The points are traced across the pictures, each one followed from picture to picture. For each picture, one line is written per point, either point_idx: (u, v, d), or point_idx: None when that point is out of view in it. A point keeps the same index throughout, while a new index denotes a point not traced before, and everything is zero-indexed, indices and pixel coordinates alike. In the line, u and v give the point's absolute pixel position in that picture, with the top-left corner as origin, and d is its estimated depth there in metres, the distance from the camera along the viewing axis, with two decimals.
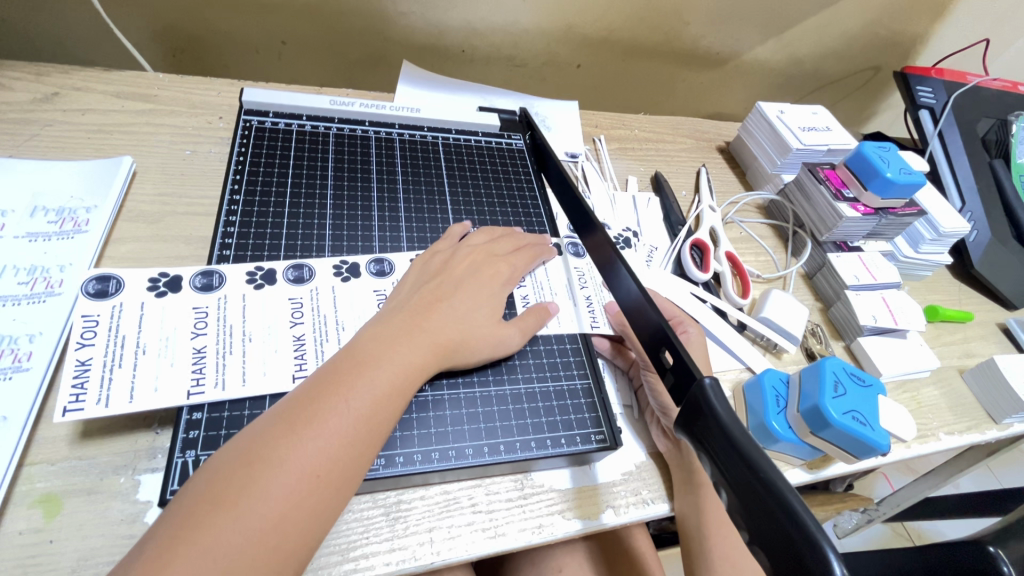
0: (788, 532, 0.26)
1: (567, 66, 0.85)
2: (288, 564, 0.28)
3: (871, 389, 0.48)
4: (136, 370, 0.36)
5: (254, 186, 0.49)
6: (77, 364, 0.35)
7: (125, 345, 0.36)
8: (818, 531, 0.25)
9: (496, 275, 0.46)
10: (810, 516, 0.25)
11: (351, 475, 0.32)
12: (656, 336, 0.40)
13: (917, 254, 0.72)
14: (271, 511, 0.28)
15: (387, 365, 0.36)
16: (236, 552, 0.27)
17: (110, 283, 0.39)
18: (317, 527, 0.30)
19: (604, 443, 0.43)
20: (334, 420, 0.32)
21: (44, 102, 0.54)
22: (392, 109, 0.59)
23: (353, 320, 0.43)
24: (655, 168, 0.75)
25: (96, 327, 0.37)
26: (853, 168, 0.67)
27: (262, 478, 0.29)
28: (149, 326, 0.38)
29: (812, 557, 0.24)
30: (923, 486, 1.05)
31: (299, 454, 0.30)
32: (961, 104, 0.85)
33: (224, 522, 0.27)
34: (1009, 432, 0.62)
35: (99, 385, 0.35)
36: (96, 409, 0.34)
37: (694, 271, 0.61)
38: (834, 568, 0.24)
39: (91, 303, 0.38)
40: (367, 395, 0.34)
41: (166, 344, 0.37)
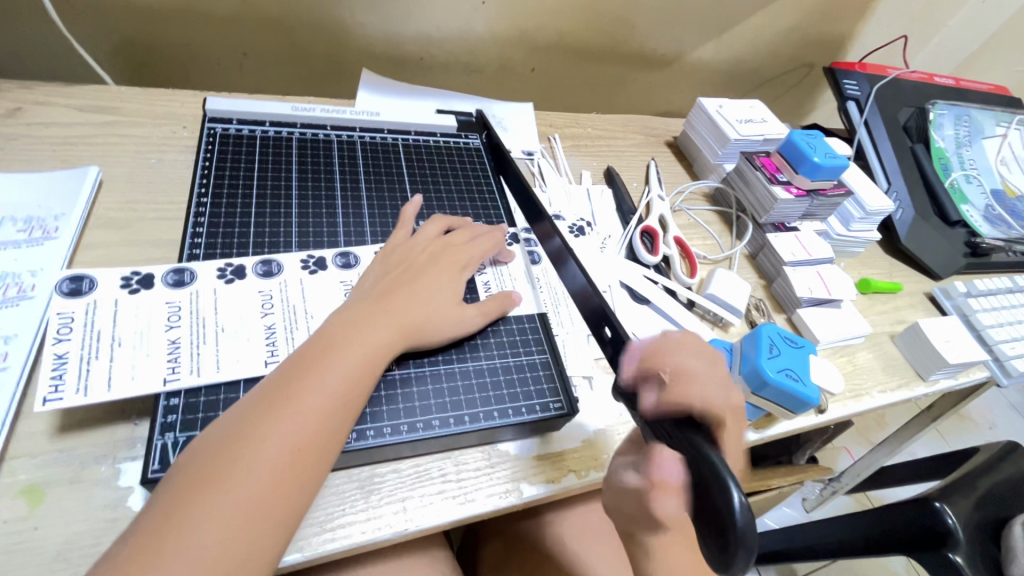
0: (700, 472, 0.30)
1: (522, 70, 0.89)
2: (280, 527, 0.33)
3: (803, 350, 0.53)
4: (113, 360, 0.38)
5: (220, 189, 0.51)
6: (55, 358, 0.37)
7: (101, 339, 0.38)
8: (721, 465, 0.30)
9: (457, 265, 0.50)
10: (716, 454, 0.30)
11: (329, 447, 0.35)
12: (596, 314, 0.44)
13: (848, 232, 0.78)
14: (257, 487, 0.32)
15: (355, 346, 0.39)
16: (231, 520, 0.31)
17: (83, 282, 0.41)
18: (300, 497, 0.34)
19: (562, 410, 0.46)
20: (308, 399, 0.36)
21: (6, 117, 0.55)
22: (352, 114, 0.62)
23: (321, 309, 0.45)
24: (607, 163, 0.80)
25: (73, 322, 0.38)
26: (785, 155, 0.73)
27: (248, 456, 0.33)
28: (124, 321, 0.40)
29: (718, 491, 0.29)
30: (878, 456, 1.13)
31: (279, 432, 0.34)
32: (883, 94, 0.93)
33: (218, 493, 0.31)
34: (936, 388, 0.68)
35: (77, 376, 0.37)
36: (75, 398, 0.36)
37: (645, 256, 0.67)
38: (732, 493, 0.29)
39: (65, 301, 0.39)
40: (337, 376, 0.37)
41: (141, 336, 0.39)
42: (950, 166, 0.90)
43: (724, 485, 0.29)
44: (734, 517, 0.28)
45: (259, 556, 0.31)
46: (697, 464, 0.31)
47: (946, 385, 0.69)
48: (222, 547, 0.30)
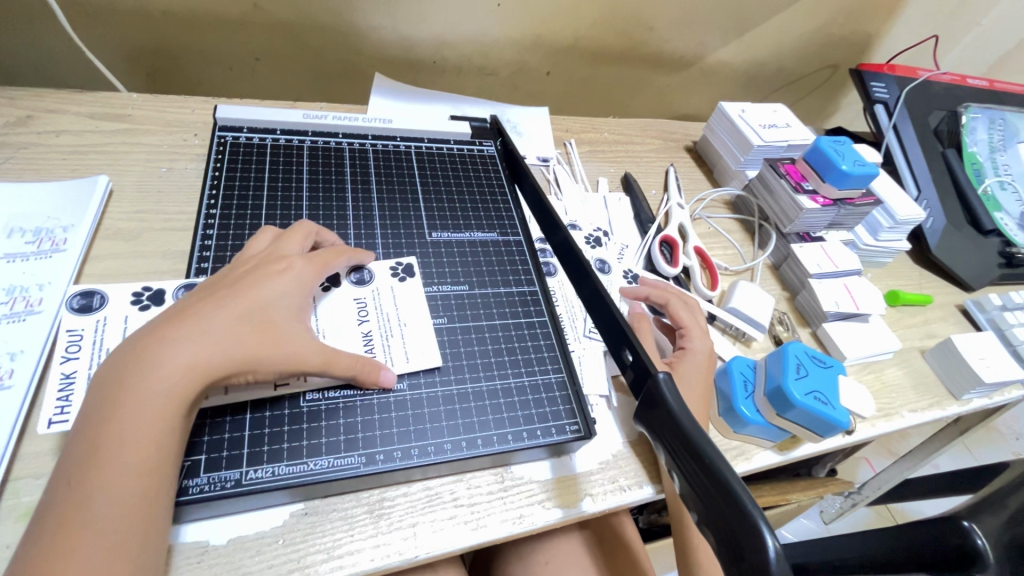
0: (730, 516, 0.28)
1: (537, 74, 0.87)
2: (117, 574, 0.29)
3: (832, 369, 0.50)
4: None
5: (230, 200, 0.50)
6: (62, 377, 0.36)
7: None
8: (755, 510, 0.28)
9: (285, 269, 0.41)
10: (749, 497, 0.28)
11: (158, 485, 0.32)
12: (615, 335, 0.42)
13: (877, 242, 0.75)
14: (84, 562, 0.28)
15: (126, 451, 0.31)
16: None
17: (94, 298, 0.40)
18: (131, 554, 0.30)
19: (579, 433, 0.44)
20: (115, 469, 0.30)
21: (17, 125, 0.55)
22: (364, 121, 0.60)
23: (413, 316, 0.46)
24: (625, 169, 0.78)
25: (81, 341, 0.38)
26: (811, 162, 0.70)
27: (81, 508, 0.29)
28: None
29: (748, 536, 0.27)
30: (901, 469, 1.10)
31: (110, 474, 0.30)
32: (913, 97, 0.89)
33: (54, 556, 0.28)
34: (969, 407, 0.65)
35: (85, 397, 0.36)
36: None
37: (664, 266, 0.64)
38: (766, 540, 0.27)
39: (75, 317, 0.39)
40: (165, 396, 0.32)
41: None
42: (983, 173, 0.87)
43: (756, 529, 0.27)
44: (769, 569, 0.26)
45: None
46: (727, 507, 0.29)
47: (981, 404, 0.66)
48: None
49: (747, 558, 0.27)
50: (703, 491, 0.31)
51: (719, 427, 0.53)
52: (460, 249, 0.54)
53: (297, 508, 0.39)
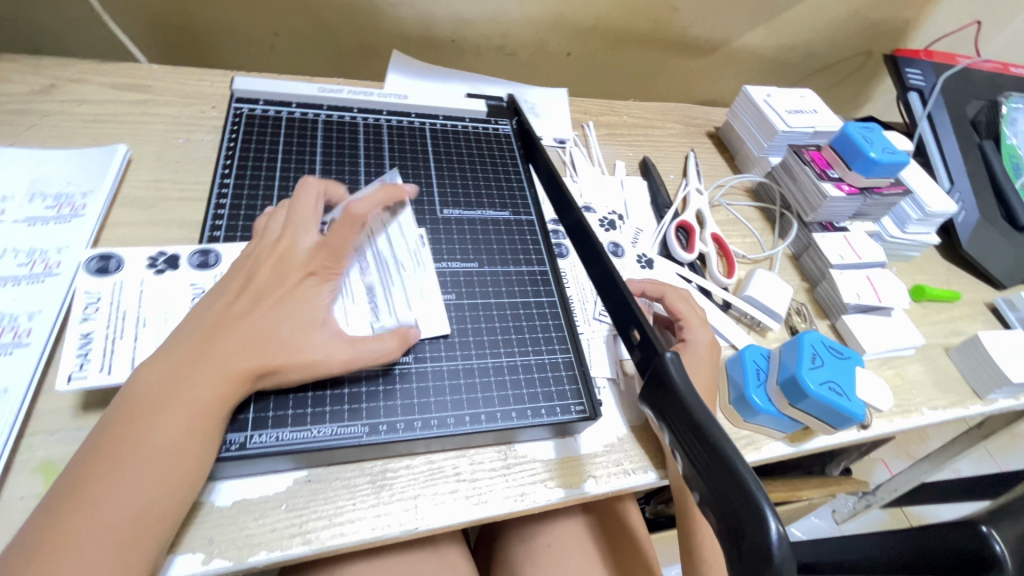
0: (733, 498, 0.28)
1: (558, 55, 0.86)
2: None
3: (849, 361, 0.49)
4: (137, 339, 0.38)
5: (244, 170, 0.51)
6: (80, 336, 0.37)
7: (126, 318, 0.38)
8: (759, 493, 0.27)
9: (286, 252, 0.41)
10: (755, 480, 0.28)
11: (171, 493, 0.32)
12: (623, 315, 0.41)
13: (904, 234, 0.72)
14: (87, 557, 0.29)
15: (148, 451, 0.32)
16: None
17: (111, 261, 0.41)
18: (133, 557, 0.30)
19: (584, 414, 0.44)
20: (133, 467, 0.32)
21: (41, 93, 0.56)
22: (380, 96, 0.60)
23: (415, 278, 0.46)
24: (643, 153, 0.76)
25: (99, 301, 0.39)
26: (837, 149, 0.67)
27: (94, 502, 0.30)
28: (149, 301, 0.40)
29: (751, 518, 0.27)
30: (919, 472, 1.08)
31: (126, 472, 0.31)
32: (950, 85, 0.85)
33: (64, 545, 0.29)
34: (994, 407, 0.63)
35: (102, 354, 0.36)
36: (99, 376, 0.36)
37: (679, 252, 0.63)
38: (769, 522, 0.26)
39: (93, 279, 0.40)
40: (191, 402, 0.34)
41: (165, 317, 0.39)
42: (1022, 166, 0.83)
43: (760, 513, 0.27)
44: (772, 552, 0.26)
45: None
46: (730, 489, 0.28)
47: (1006, 404, 0.63)
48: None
49: (748, 541, 0.27)
50: (706, 473, 0.30)
51: (730, 416, 0.52)
52: (470, 226, 0.53)
53: (299, 475, 0.40)
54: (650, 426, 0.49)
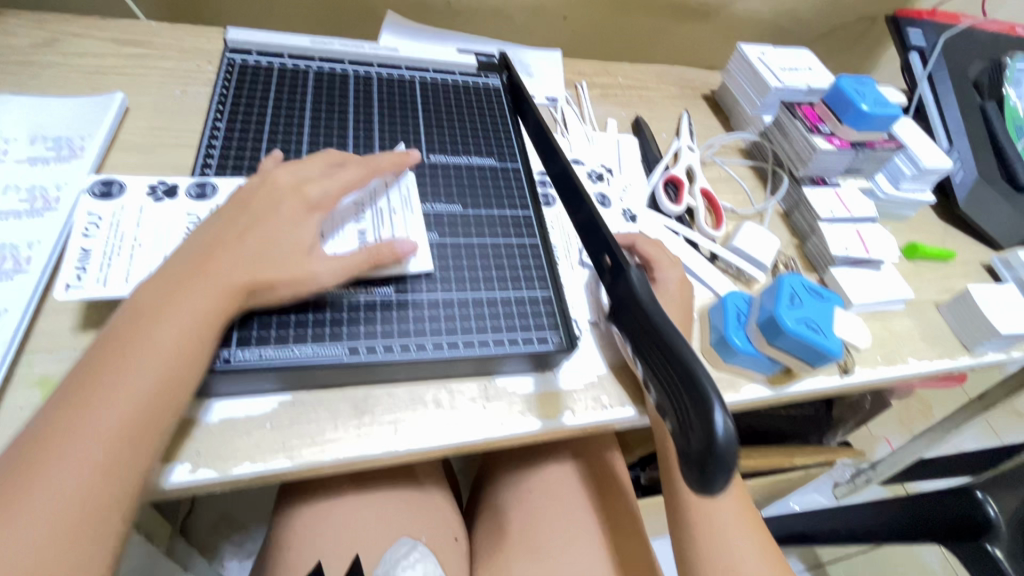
0: (687, 395, 0.30)
1: (554, 18, 0.86)
2: (113, 468, 0.31)
3: (829, 302, 0.49)
4: (133, 258, 0.39)
5: (235, 116, 0.52)
6: (80, 251, 0.39)
7: (124, 239, 0.40)
8: (710, 388, 0.29)
9: (272, 184, 0.43)
10: (707, 377, 0.29)
11: (163, 401, 0.34)
12: (595, 242, 0.42)
13: (897, 191, 0.71)
14: (86, 447, 0.31)
15: (145, 354, 0.34)
16: (70, 461, 0.31)
17: (113, 187, 0.43)
18: (129, 453, 0.32)
19: (560, 345, 0.45)
20: (133, 367, 0.33)
21: (44, 46, 0.58)
22: (371, 49, 0.61)
23: (407, 223, 0.47)
24: (636, 113, 0.76)
25: (100, 222, 0.40)
26: (829, 103, 0.67)
27: (96, 399, 0.32)
28: (148, 224, 0.41)
29: (701, 412, 0.29)
30: (920, 446, 1.07)
31: (126, 373, 0.33)
32: (952, 45, 0.84)
33: (66, 436, 0.31)
34: (983, 361, 0.63)
35: (98, 269, 0.38)
36: (94, 288, 0.38)
37: (666, 204, 0.64)
38: (717, 413, 0.28)
39: (95, 202, 0.41)
40: (186, 312, 0.35)
41: (161, 240, 0.41)
42: None
43: (709, 405, 0.28)
44: (718, 438, 0.27)
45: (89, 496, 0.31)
46: (685, 387, 0.30)
47: (996, 358, 0.63)
48: (59, 487, 0.30)
49: (698, 431, 0.28)
50: (665, 375, 0.32)
51: (709, 358, 0.52)
52: (456, 171, 0.54)
53: (284, 398, 0.41)
54: (628, 364, 0.50)
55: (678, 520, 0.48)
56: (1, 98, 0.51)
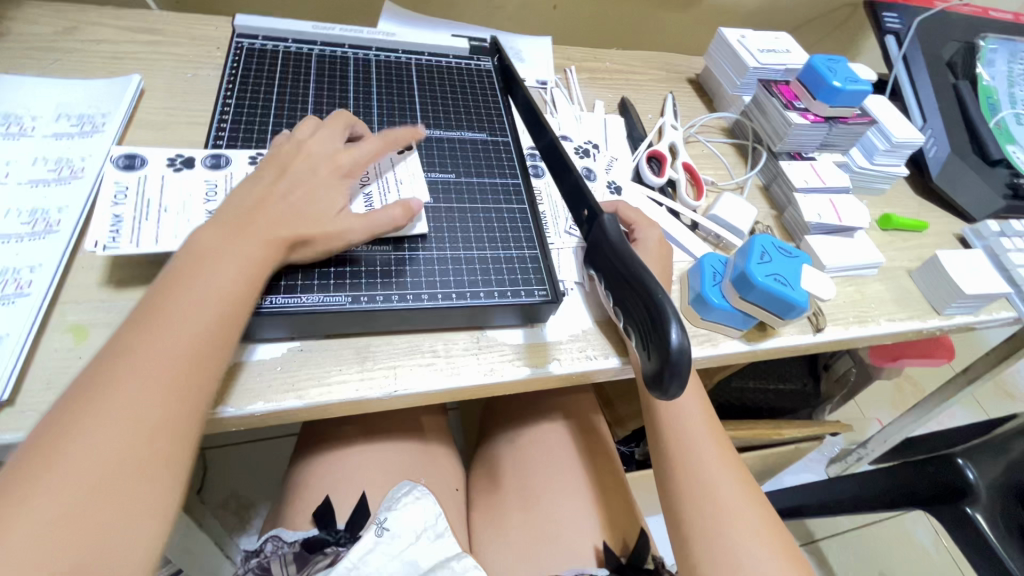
0: (651, 316, 0.36)
1: (544, 7, 0.90)
2: (179, 405, 0.33)
3: (797, 260, 0.53)
4: (161, 221, 0.43)
5: (243, 95, 0.56)
6: (112, 217, 0.42)
7: (150, 205, 0.44)
8: (668, 309, 0.35)
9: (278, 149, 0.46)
10: (667, 301, 0.36)
11: (216, 347, 0.36)
12: (576, 199, 0.48)
13: (871, 165, 0.75)
14: (150, 384, 0.33)
15: (198, 302, 0.36)
16: (137, 396, 0.32)
17: (136, 159, 0.46)
18: (191, 392, 0.34)
19: (547, 297, 0.48)
20: (187, 313, 0.35)
21: (64, 33, 0.62)
22: (369, 33, 0.65)
23: (407, 177, 0.52)
24: (623, 95, 0.80)
25: (127, 191, 0.44)
26: (804, 81, 0.71)
27: (154, 340, 0.34)
28: (169, 191, 0.45)
29: (661, 329, 0.35)
30: (908, 423, 1.10)
31: (181, 319, 0.35)
32: (927, 28, 0.87)
33: (129, 374, 0.32)
34: (951, 322, 0.66)
35: (131, 231, 0.42)
36: (129, 247, 0.41)
37: (649, 176, 0.68)
38: (673, 329, 0.34)
39: (121, 172, 0.45)
40: (231, 265, 0.38)
41: (184, 205, 0.45)
42: (998, 106, 0.84)
43: (667, 323, 0.34)
44: (673, 348, 0.34)
45: (158, 429, 0.32)
46: (650, 311, 0.36)
47: (964, 320, 0.67)
48: (129, 420, 0.31)
49: (659, 345, 0.35)
50: (636, 304, 0.38)
51: (688, 315, 0.56)
52: (450, 145, 0.58)
53: (293, 346, 0.45)
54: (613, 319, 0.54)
55: (663, 471, 0.51)
56: (27, 80, 0.55)
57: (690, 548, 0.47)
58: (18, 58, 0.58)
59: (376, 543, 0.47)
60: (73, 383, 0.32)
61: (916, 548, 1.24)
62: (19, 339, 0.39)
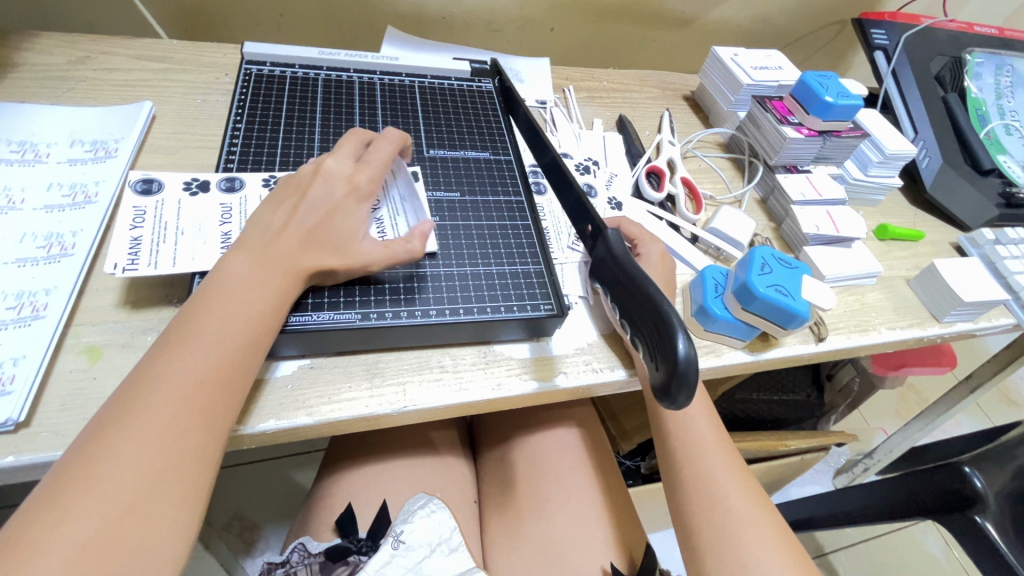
0: (659, 329, 0.37)
1: (542, 29, 0.92)
2: (208, 421, 0.35)
3: (797, 270, 0.54)
4: (178, 244, 0.44)
5: (252, 119, 0.58)
6: (131, 239, 0.43)
7: (168, 228, 0.45)
8: (675, 322, 0.36)
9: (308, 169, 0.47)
10: (674, 314, 0.36)
11: (243, 364, 0.37)
12: (581, 215, 0.49)
13: (866, 177, 0.77)
14: (180, 401, 0.34)
15: (227, 320, 0.37)
16: (171, 414, 0.33)
17: (153, 184, 0.48)
18: (218, 407, 0.35)
19: (552, 311, 0.49)
20: (214, 332, 0.37)
21: (78, 63, 0.63)
22: (374, 58, 0.67)
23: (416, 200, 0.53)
24: (620, 112, 0.82)
25: (145, 215, 0.45)
26: (798, 97, 0.73)
27: (185, 359, 0.35)
28: (185, 215, 0.46)
29: (669, 341, 0.35)
30: (913, 433, 1.10)
31: (209, 336, 0.37)
32: (914, 43, 0.90)
33: (163, 391, 0.34)
34: (952, 330, 0.67)
35: (149, 254, 0.43)
36: (147, 269, 0.42)
37: (649, 192, 0.69)
38: (681, 341, 0.35)
39: (138, 197, 0.46)
40: (254, 283, 0.39)
41: (199, 228, 0.46)
42: (988, 117, 0.86)
43: (675, 335, 0.35)
44: (681, 359, 0.34)
45: (189, 444, 0.33)
46: (658, 323, 0.37)
47: (964, 328, 0.67)
48: (162, 436, 0.33)
49: (667, 356, 0.35)
50: (644, 317, 0.39)
51: (691, 326, 0.57)
52: (454, 164, 0.59)
53: (304, 363, 0.46)
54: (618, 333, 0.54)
55: (674, 484, 0.51)
56: (41, 108, 0.56)
57: (702, 561, 0.47)
58: (33, 88, 0.60)
59: (392, 556, 0.47)
60: (114, 397, 0.34)
61: (927, 560, 1.23)
62: (36, 361, 0.40)
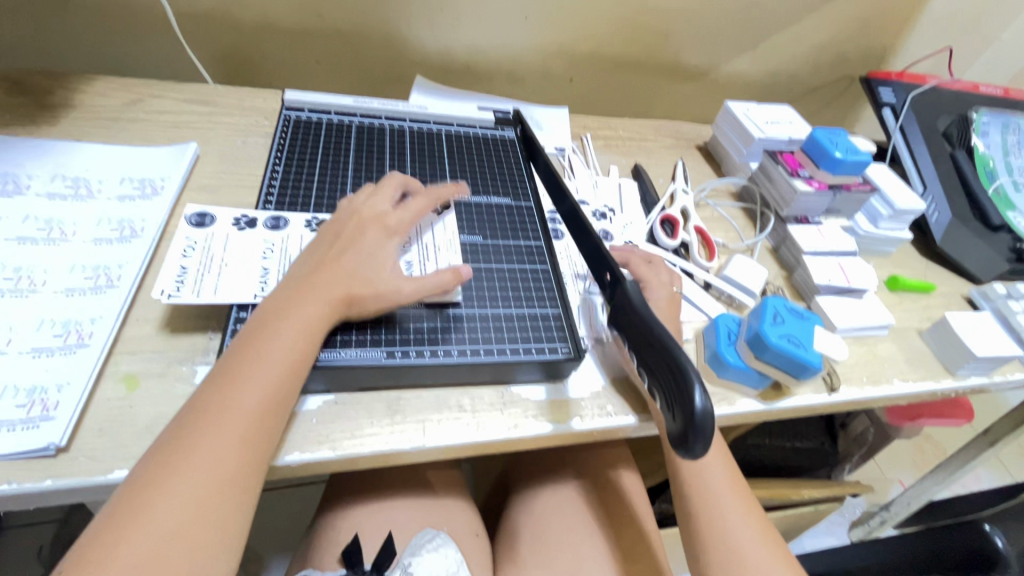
0: (675, 379, 0.38)
1: (561, 80, 0.97)
2: (252, 452, 0.36)
3: (809, 320, 0.56)
4: (221, 275, 0.47)
5: (290, 162, 0.61)
6: (179, 268, 0.46)
7: (214, 259, 0.48)
8: (691, 373, 0.37)
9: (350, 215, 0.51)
10: (690, 366, 0.38)
11: (286, 398, 0.39)
12: (600, 263, 0.51)
13: (876, 230, 0.78)
14: (227, 431, 0.36)
15: (273, 355, 0.40)
16: (219, 443, 0.35)
17: (206, 218, 0.51)
18: (261, 439, 0.37)
19: (569, 354, 0.51)
20: (261, 365, 0.39)
21: (132, 105, 0.68)
22: (404, 107, 0.71)
23: (448, 246, 0.55)
24: (636, 161, 0.85)
25: (195, 246, 0.48)
26: (808, 152, 0.75)
27: (233, 391, 0.37)
28: (231, 249, 0.49)
29: (685, 393, 0.37)
30: (928, 486, 1.08)
31: (257, 370, 0.39)
32: (921, 101, 0.93)
33: (214, 422, 0.36)
34: (965, 383, 0.67)
35: (194, 282, 0.46)
36: (190, 296, 0.44)
37: (663, 239, 0.71)
38: (696, 393, 0.36)
39: (192, 228, 0.50)
40: (299, 319, 0.42)
41: (242, 261, 0.49)
42: (995, 173, 0.88)
43: (691, 386, 0.37)
44: (696, 410, 0.36)
45: (233, 473, 0.35)
46: (674, 374, 0.38)
47: (978, 381, 0.67)
48: (210, 464, 0.34)
49: (683, 407, 0.37)
50: (660, 367, 0.40)
51: (704, 372, 0.58)
52: (478, 208, 0.62)
53: (328, 398, 0.47)
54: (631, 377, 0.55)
55: (687, 532, 0.51)
56: (97, 146, 0.60)
57: None
58: (90, 127, 0.64)
59: None
60: (172, 423, 0.36)
61: None
62: (79, 388, 0.42)
